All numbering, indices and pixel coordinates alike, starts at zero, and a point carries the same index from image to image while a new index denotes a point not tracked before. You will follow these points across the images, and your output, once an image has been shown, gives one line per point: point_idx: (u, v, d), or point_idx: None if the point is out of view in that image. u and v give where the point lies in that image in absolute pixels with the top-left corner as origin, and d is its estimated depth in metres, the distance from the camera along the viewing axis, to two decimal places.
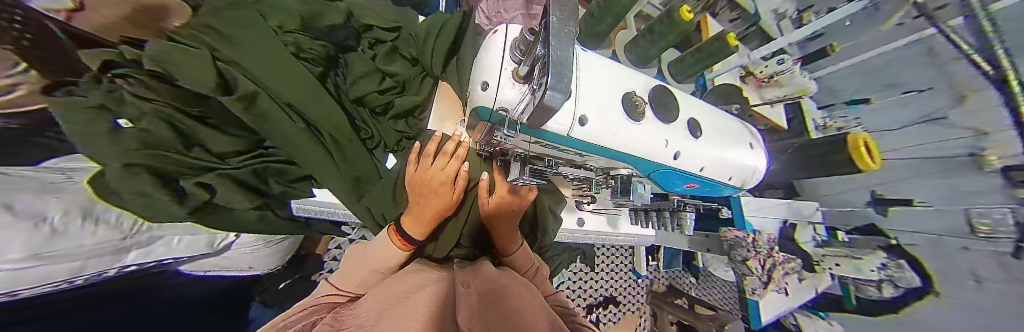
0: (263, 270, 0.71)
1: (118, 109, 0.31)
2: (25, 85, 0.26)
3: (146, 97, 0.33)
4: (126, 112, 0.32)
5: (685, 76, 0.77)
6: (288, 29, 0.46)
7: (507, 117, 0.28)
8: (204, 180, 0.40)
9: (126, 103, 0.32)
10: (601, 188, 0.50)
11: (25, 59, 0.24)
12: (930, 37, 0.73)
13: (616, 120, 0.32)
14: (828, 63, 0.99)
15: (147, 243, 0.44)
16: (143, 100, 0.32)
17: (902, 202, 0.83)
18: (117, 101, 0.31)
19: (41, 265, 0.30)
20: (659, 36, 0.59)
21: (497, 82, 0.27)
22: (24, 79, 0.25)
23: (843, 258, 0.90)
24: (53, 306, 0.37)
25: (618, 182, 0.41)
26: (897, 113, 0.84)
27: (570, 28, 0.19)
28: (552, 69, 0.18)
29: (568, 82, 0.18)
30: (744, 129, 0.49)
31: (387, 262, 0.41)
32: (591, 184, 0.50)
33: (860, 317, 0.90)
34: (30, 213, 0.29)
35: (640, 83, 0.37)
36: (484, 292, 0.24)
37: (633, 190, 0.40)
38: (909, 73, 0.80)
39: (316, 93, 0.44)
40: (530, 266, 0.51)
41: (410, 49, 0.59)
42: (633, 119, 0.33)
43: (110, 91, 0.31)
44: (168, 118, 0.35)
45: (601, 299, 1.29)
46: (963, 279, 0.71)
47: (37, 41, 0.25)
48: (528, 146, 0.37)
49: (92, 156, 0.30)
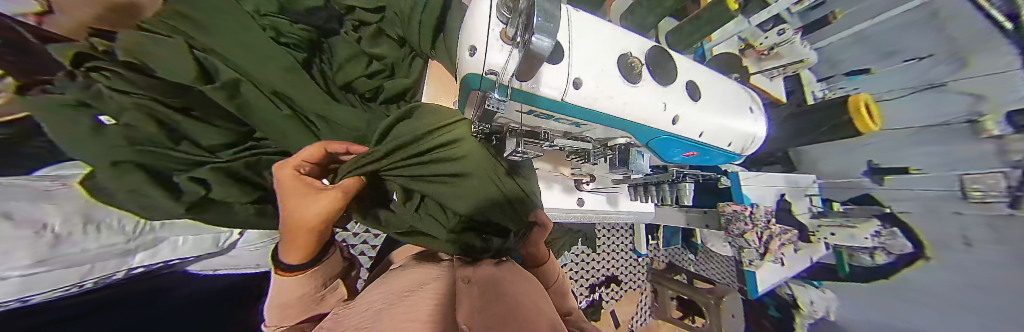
0: (271, 267, 0.72)
1: (98, 105, 0.30)
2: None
3: (123, 90, 0.32)
4: (106, 109, 0.31)
5: (684, 46, 0.74)
6: (265, 13, 0.45)
7: (497, 82, 0.26)
8: (196, 173, 0.38)
9: (105, 97, 0.31)
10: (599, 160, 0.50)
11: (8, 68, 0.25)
12: None
13: (613, 83, 0.31)
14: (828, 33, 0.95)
15: (154, 244, 0.45)
16: (123, 94, 0.32)
17: (896, 171, 0.87)
18: (95, 97, 0.30)
19: (49, 271, 0.30)
20: (655, 2, 0.56)
21: (487, 45, 0.25)
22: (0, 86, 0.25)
23: (839, 228, 0.86)
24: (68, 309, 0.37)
25: (617, 153, 0.43)
26: (898, 78, 0.85)
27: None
28: (538, 13, 0.17)
29: (557, 23, 0.18)
30: (743, 94, 0.48)
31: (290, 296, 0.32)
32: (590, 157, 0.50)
33: (853, 284, 0.95)
34: (30, 221, 0.29)
35: (637, 44, 0.35)
36: (486, 287, 0.24)
37: (631, 161, 0.43)
38: (909, 40, 0.80)
39: (298, 78, 0.43)
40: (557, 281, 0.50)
41: (396, 29, 0.58)
42: (629, 80, 0.32)
43: (86, 86, 0.30)
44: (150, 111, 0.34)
45: (603, 279, 1.33)
46: (953, 242, 0.76)
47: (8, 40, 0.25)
48: (519, 117, 0.35)
49: (80, 157, 0.29)
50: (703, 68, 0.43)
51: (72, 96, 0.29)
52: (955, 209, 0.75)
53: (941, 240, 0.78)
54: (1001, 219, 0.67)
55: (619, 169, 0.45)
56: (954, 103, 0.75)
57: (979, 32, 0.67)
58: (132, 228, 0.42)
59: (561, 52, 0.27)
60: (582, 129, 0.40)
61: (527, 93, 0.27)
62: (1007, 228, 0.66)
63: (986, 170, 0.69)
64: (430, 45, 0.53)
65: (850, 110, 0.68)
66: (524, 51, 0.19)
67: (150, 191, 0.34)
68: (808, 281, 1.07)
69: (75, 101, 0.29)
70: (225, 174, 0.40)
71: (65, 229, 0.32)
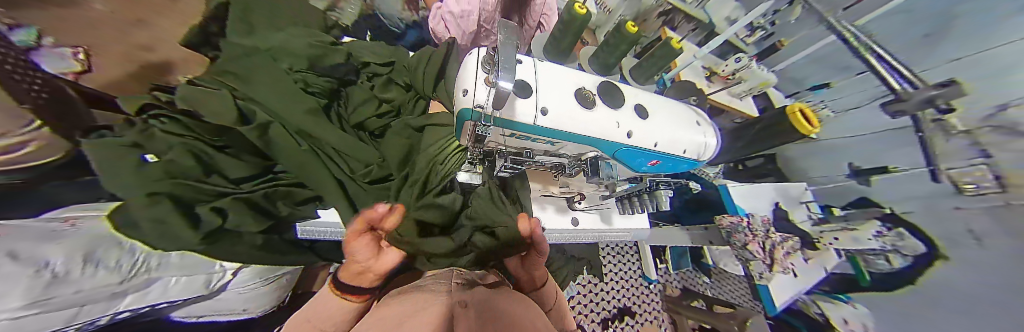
0: (257, 313, 0.68)
1: (148, 145, 0.37)
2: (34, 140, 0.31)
3: (173, 131, 0.39)
4: (154, 147, 0.38)
5: (645, 78, 0.84)
6: (297, 69, 0.53)
7: (482, 112, 0.31)
8: (218, 204, 0.39)
9: (155, 138, 0.38)
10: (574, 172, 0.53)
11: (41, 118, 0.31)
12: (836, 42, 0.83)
13: (572, 109, 0.36)
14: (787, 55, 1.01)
15: (145, 285, 0.44)
16: (174, 135, 0.39)
17: (878, 171, 0.81)
18: (146, 139, 0.37)
19: (38, 314, 0.29)
20: (614, 47, 0.66)
21: (472, 87, 0.30)
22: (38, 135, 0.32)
23: (841, 232, 0.92)
24: None
25: (589, 165, 0.46)
26: (849, 97, 0.83)
27: (512, 40, 0.25)
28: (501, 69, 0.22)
29: (512, 68, 0.23)
30: (688, 110, 0.55)
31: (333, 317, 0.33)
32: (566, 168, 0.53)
33: (881, 296, 0.82)
34: (31, 260, 0.30)
35: (590, 79, 0.42)
36: (480, 319, 0.23)
37: (601, 171, 0.45)
38: (850, 60, 0.81)
39: (319, 117, 0.49)
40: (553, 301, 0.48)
41: (404, 77, 0.65)
42: (585, 106, 0.38)
43: (142, 128, 0.38)
44: (195, 150, 0.40)
45: (615, 311, 1.23)
46: (965, 238, 0.63)
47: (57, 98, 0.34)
48: (506, 139, 0.40)
49: (121, 192, 0.34)
50: (647, 93, 0.50)
51: (130, 138, 0.36)
52: (953, 205, 0.65)
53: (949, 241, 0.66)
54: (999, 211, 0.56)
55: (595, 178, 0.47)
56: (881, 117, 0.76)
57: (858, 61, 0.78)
58: (129, 268, 0.41)
59: (528, 89, 0.34)
60: (558, 147, 0.43)
61: (506, 120, 0.33)
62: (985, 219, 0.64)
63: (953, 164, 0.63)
64: (431, 89, 0.61)
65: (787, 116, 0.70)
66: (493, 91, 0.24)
67: (171, 220, 0.35)
68: (835, 296, 0.94)
69: (131, 142, 0.36)
70: (242, 203, 0.42)
71: (66, 268, 0.33)
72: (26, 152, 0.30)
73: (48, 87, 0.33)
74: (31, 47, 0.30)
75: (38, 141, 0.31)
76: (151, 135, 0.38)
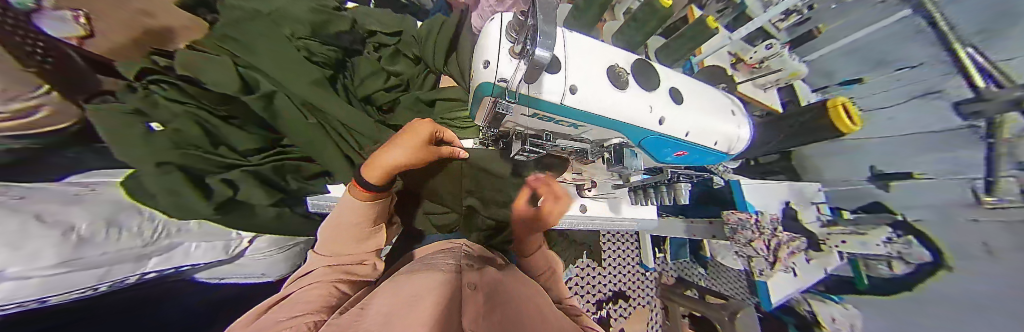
0: (274, 277, 0.72)
1: (151, 113, 0.35)
2: (48, 108, 0.28)
3: (172, 98, 0.37)
4: (158, 116, 0.35)
5: (672, 61, 0.77)
6: (300, 36, 0.50)
7: (507, 88, 0.29)
8: (227, 175, 0.41)
9: (158, 105, 0.36)
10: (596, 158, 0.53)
11: (48, 83, 0.27)
12: (904, 19, 0.69)
13: (604, 89, 0.34)
14: (818, 45, 0.93)
15: (168, 249, 0.46)
16: (176, 103, 0.38)
17: (899, 177, 0.80)
18: (149, 105, 0.35)
19: (66, 273, 0.31)
20: (642, 23, 0.60)
21: (496, 59, 0.28)
22: (49, 102, 0.28)
23: (850, 235, 0.87)
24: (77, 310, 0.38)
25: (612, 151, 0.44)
26: (885, 93, 0.77)
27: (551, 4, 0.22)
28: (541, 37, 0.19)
29: (552, 40, 0.21)
30: (723, 98, 0.51)
31: (355, 220, 0.36)
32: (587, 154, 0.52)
33: (873, 298, 0.87)
34: (59, 223, 0.31)
35: (622, 57, 0.39)
36: (489, 305, 0.22)
37: (624, 158, 0.44)
38: (903, 50, 0.72)
39: (325, 88, 0.48)
40: (546, 267, 0.54)
41: (412, 49, 0.62)
42: (617, 87, 0.35)
43: (143, 95, 0.35)
44: (198, 119, 0.39)
45: (610, 294, 1.29)
46: (976, 250, 0.65)
47: (60, 63, 0.28)
48: (527, 120, 0.38)
49: (129, 159, 0.32)
50: (684, 76, 0.46)
51: (133, 103, 0.33)
52: (972, 216, 0.65)
53: (964, 252, 0.67)
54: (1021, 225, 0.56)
55: (615, 166, 0.46)
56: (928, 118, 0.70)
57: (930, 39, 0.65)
58: (150, 233, 0.43)
59: (557, 64, 0.31)
60: (580, 131, 0.42)
61: (532, 98, 0.31)
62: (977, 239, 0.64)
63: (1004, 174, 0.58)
64: (442, 63, 0.58)
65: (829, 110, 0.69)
66: (529, 60, 0.22)
67: (185, 190, 0.36)
68: (827, 296, 0.99)
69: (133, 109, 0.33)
70: (250, 176, 0.43)
71: (91, 231, 0.34)
72: (38, 117, 0.27)
73: (55, 50, 0.27)
74: (33, 11, 0.24)
75: (49, 106, 0.28)
76: (155, 101, 0.35)
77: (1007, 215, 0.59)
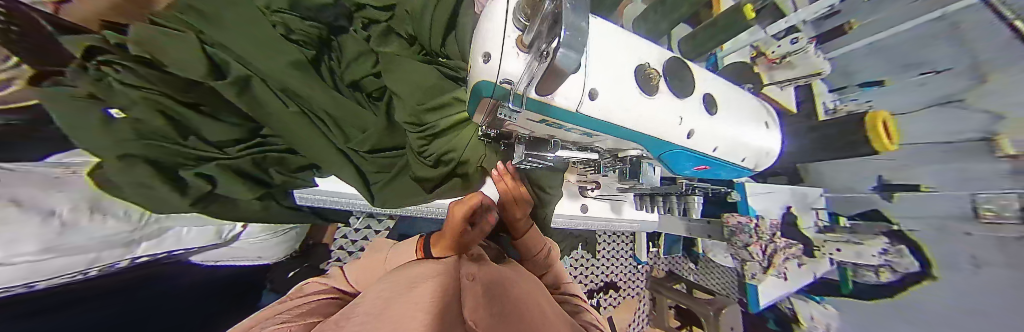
0: (273, 259, 0.73)
1: (108, 98, 0.32)
2: (16, 79, 0.28)
3: (133, 84, 0.33)
4: (116, 101, 0.32)
5: (697, 54, 0.72)
6: (277, 9, 0.46)
7: (512, 90, 0.25)
8: (203, 170, 0.39)
9: (114, 90, 0.32)
10: (610, 170, 0.52)
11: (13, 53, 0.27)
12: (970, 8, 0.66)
13: (631, 98, 0.30)
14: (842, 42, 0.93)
15: (158, 234, 0.45)
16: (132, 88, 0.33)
17: (909, 188, 0.85)
18: (104, 90, 0.31)
19: (54, 259, 0.30)
20: (672, 8, 0.55)
21: (501, 52, 0.23)
22: (16, 73, 0.28)
23: (844, 244, 0.82)
24: (49, 301, 0.36)
25: (628, 164, 0.45)
26: (912, 95, 0.83)
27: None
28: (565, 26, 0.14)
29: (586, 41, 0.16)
30: (759, 108, 0.47)
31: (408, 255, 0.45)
32: (600, 167, 0.52)
33: (858, 300, 0.93)
34: (38, 207, 0.28)
35: (656, 56, 0.35)
36: (495, 313, 0.15)
37: (642, 173, 0.47)
38: (929, 52, 0.77)
39: (308, 73, 0.43)
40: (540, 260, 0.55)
41: (405, 26, 0.55)
42: (647, 93, 0.32)
43: (96, 78, 0.31)
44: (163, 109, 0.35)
45: (602, 284, 1.32)
46: (961, 263, 0.75)
47: (25, 31, 0.27)
48: (535, 126, 0.34)
49: (89, 148, 0.31)
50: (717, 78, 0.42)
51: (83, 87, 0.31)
52: (965, 229, 0.74)
53: (950, 260, 0.76)
54: (1015, 241, 0.64)
55: (631, 178, 0.49)
56: (970, 120, 0.73)
57: (999, 46, 0.64)
58: (138, 218, 0.41)
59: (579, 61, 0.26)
60: (593, 140, 0.39)
61: (540, 103, 0.26)
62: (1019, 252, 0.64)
63: (996, 191, 0.68)
64: (440, 43, 0.52)
65: (866, 124, 0.64)
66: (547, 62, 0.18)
67: (156, 186, 0.35)
68: (810, 296, 1.05)
69: (88, 94, 0.31)
70: (228, 170, 0.41)
71: (74, 215, 0.32)
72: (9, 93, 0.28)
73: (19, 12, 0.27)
74: None
75: (20, 80, 0.29)
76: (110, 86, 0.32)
77: (1002, 230, 0.67)
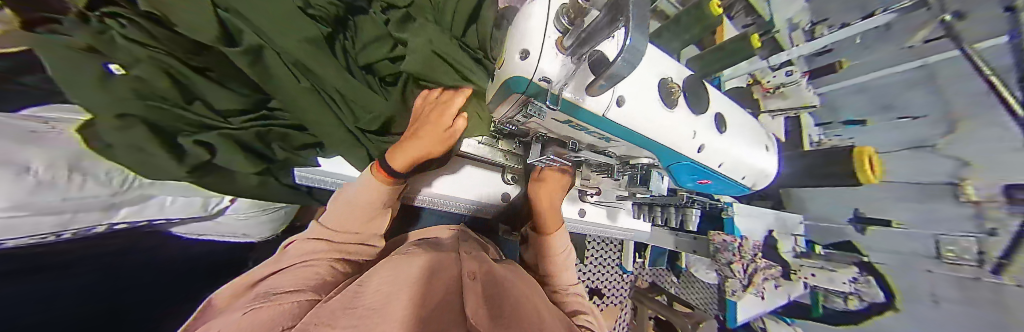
0: (258, 238, 0.70)
1: (109, 53, 0.30)
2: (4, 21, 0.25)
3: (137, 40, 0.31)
4: (118, 57, 0.31)
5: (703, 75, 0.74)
6: None
7: (547, 88, 0.25)
8: (203, 138, 0.38)
9: (116, 45, 0.30)
10: (621, 176, 0.53)
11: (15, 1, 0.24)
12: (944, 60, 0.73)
13: (652, 108, 0.31)
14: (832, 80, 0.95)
15: (140, 201, 0.43)
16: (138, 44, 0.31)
17: (880, 223, 0.90)
18: (106, 44, 0.30)
19: (23, 217, 0.29)
20: (685, 28, 0.57)
21: (541, 51, 0.23)
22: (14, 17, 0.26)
23: (819, 270, 0.88)
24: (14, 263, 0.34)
25: (640, 170, 0.47)
26: (892, 135, 0.88)
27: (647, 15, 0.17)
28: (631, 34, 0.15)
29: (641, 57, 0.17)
30: (760, 131, 0.49)
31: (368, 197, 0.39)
32: (612, 173, 0.54)
33: (818, 323, 1.00)
34: (13, 161, 0.27)
35: (674, 70, 0.36)
36: (496, 318, 0.15)
37: (651, 179, 0.46)
38: (908, 97, 0.82)
39: (323, 50, 0.42)
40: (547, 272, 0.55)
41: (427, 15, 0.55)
42: (667, 105, 0.33)
43: (99, 30, 0.29)
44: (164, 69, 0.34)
45: (586, 290, 1.34)
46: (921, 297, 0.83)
47: None
48: (557, 125, 0.34)
49: (83, 104, 0.29)
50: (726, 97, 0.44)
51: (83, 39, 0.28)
52: (927, 266, 0.81)
53: (913, 294, 0.84)
54: (969, 281, 0.74)
55: (638, 185, 0.49)
56: (939, 167, 0.79)
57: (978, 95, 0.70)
58: (120, 182, 0.39)
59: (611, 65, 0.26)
60: (609, 145, 0.40)
61: (571, 104, 0.27)
62: (977, 291, 0.73)
63: (960, 233, 0.75)
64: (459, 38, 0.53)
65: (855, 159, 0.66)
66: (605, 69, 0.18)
67: (152, 150, 0.34)
68: (781, 317, 1.09)
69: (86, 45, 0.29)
70: (229, 140, 0.40)
71: (51, 173, 0.30)
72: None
73: None
74: None
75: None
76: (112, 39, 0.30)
77: (961, 271, 0.75)
